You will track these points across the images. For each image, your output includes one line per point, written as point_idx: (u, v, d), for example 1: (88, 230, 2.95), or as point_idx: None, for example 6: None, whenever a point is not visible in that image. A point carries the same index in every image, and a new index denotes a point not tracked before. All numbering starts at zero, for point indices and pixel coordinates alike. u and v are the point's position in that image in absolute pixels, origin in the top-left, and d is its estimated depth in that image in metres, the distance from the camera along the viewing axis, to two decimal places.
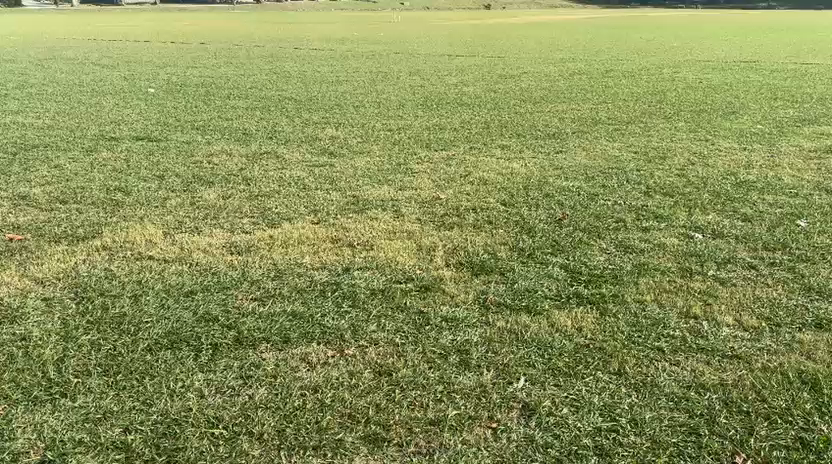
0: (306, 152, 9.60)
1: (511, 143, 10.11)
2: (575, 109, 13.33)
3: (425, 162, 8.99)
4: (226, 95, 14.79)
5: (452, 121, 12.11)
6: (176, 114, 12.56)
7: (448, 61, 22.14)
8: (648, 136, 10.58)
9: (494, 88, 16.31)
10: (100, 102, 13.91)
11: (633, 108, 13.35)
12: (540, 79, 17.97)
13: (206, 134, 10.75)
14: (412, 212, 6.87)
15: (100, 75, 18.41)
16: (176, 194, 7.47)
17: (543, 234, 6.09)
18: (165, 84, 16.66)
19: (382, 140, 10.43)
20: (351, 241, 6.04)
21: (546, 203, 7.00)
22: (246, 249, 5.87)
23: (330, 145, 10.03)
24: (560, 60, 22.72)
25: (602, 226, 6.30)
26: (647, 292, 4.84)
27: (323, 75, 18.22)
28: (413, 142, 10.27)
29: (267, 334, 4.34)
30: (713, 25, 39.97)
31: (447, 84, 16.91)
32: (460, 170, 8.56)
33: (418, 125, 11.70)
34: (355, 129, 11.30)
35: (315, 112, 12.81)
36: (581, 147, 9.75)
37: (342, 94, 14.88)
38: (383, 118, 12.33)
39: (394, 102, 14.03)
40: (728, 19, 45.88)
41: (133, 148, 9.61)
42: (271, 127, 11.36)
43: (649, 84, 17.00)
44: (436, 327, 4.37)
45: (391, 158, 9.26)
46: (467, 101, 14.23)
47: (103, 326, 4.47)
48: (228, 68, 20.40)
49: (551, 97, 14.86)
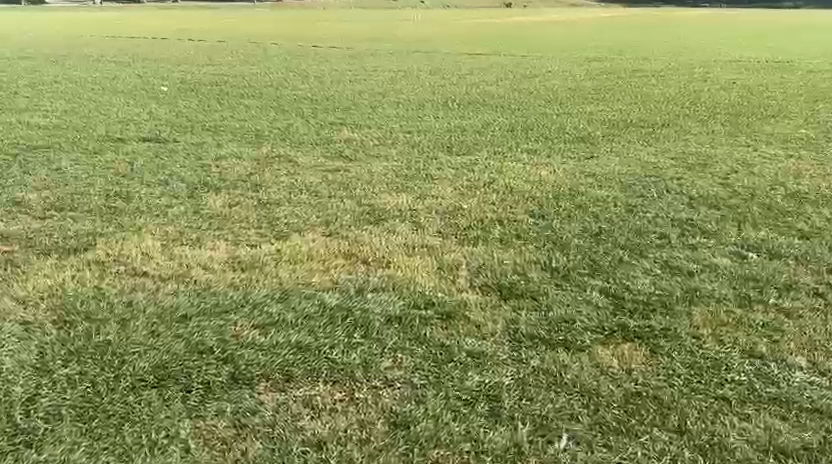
0: (321, 155, 9.10)
1: (538, 147, 9.52)
2: (603, 110, 12.70)
3: (446, 168, 8.43)
4: (240, 95, 14.33)
5: (474, 122, 11.53)
6: (188, 114, 12.12)
7: (469, 60, 21.56)
8: (685, 140, 9.93)
9: (518, 88, 15.70)
10: (112, 100, 13.54)
11: (665, 111, 12.68)
12: (565, 79, 17.33)
13: (217, 135, 10.29)
14: (432, 223, 6.30)
15: (113, 73, 18.08)
16: (179, 201, 6.98)
17: (578, 251, 5.49)
18: (179, 83, 16.27)
19: (401, 143, 9.89)
20: (366, 257, 5.49)
21: (579, 215, 6.40)
22: (249, 265, 5.32)
23: (347, 148, 9.51)
24: (585, 59, 22.05)
25: (644, 242, 5.69)
26: (703, 325, 4.23)
27: (340, 74, 17.73)
28: (433, 145, 9.72)
29: (267, 369, 3.79)
30: (739, 23, 38.97)
31: (469, 84, 16.35)
32: (484, 176, 7.99)
33: (439, 127, 11.15)
34: (372, 131, 10.78)
35: (331, 113, 12.31)
36: (613, 152, 9.14)
37: (359, 94, 14.37)
38: (403, 119, 11.79)
39: (414, 103, 13.49)
40: (756, 18, 44.61)
41: (139, 150, 9.16)
42: (285, 129, 10.88)
43: (680, 85, 16.30)
44: (461, 364, 3.80)
45: (410, 162, 8.72)
46: (490, 102, 13.65)
47: (84, 356, 3.96)
48: (244, 66, 20.02)
49: (578, 98, 14.22)
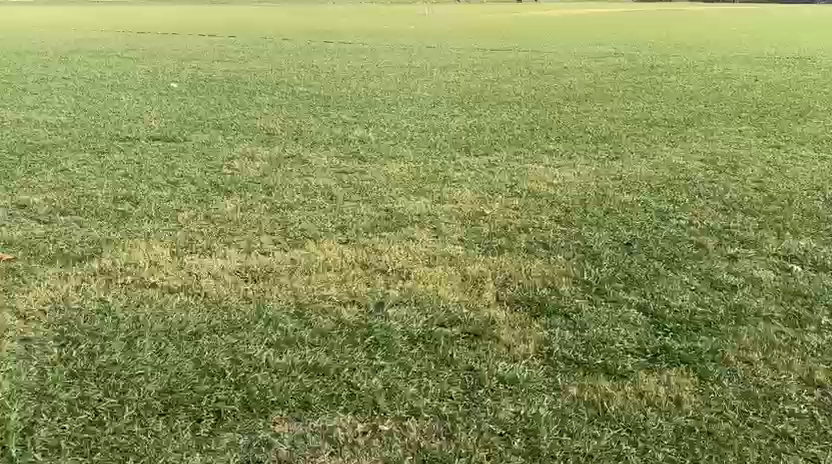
0: (335, 156, 8.79)
1: (559, 147, 9.17)
2: (623, 108, 12.33)
3: (464, 169, 8.12)
4: (250, 92, 14.05)
5: (492, 121, 11.21)
6: (198, 111, 11.86)
7: (483, 56, 21.19)
8: (712, 141, 9.55)
9: (534, 85, 15.35)
10: (121, 97, 13.31)
11: (688, 109, 12.28)
12: (582, 76, 16.94)
13: (227, 134, 10.01)
14: (454, 230, 5.98)
15: (123, 69, 17.84)
16: (189, 204, 6.70)
17: (611, 262, 5.17)
18: (190, 79, 16.03)
19: (417, 143, 9.57)
20: (385, 268, 5.18)
21: (608, 222, 6.07)
22: (263, 275, 5.04)
23: (361, 149, 9.19)
24: (601, 55, 21.63)
25: (681, 253, 5.36)
26: (753, 348, 3.91)
27: (352, 70, 17.40)
28: (450, 145, 9.40)
29: (282, 395, 3.51)
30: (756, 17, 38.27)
31: (484, 80, 15.98)
32: (506, 179, 7.66)
33: (455, 126, 10.81)
34: (386, 130, 10.46)
35: (344, 111, 12.00)
36: (638, 152, 8.79)
37: (372, 91, 14.06)
38: (418, 117, 11.46)
39: (429, 100, 13.15)
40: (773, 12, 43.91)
41: (148, 150, 8.91)
42: (297, 127, 10.58)
43: (700, 82, 15.89)
44: (492, 392, 3.51)
45: (427, 163, 8.40)
46: (507, 99, 13.29)
47: (86, 380, 3.69)
48: (255, 61, 19.76)
49: (596, 95, 13.86)
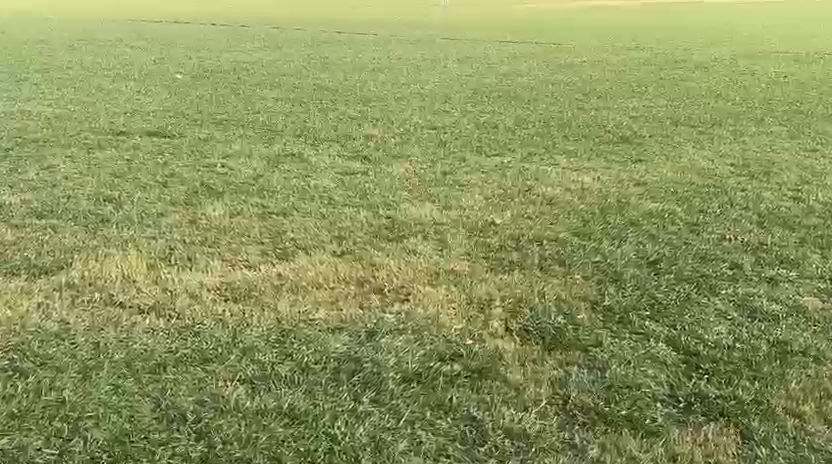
0: (337, 155, 8.25)
1: (577, 148, 8.57)
2: (645, 106, 11.69)
3: (475, 172, 7.56)
4: (255, 84, 13.55)
5: (506, 118, 10.63)
6: (199, 104, 11.38)
7: (498, 48, 20.54)
8: (742, 143, 8.90)
9: (551, 79, 14.71)
10: (122, 89, 12.86)
11: (713, 107, 11.61)
12: (602, 70, 16.26)
13: (225, 130, 9.49)
14: (460, 242, 5.43)
15: (128, 58, 17.38)
16: (175, 209, 6.19)
17: (636, 283, 4.61)
18: (195, 69, 15.55)
19: (426, 141, 9.01)
20: (383, 286, 4.65)
21: (631, 235, 5.50)
22: (245, 293, 4.53)
23: (366, 147, 8.66)
24: (622, 48, 20.89)
25: (713, 275, 4.79)
26: (803, 399, 3.37)
27: (363, 63, 16.84)
28: (461, 145, 8.84)
29: (251, 452, 3.04)
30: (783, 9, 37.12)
31: (498, 74, 15.36)
32: (519, 183, 7.08)
33: (467, 123, 10.24)
34: (394, 127, 9.92)
35: (351, 106, 11.46)
36: (663, 155, 8.19)
37: (382, 85, 13.50)
38: (428, 113, 10.90)
39: (440, 95, 12.56)
40: None
41: (141, 146, 8.43)
42: (300, 123, 10.05)
43: (727, 78, 15.17)
44: (498, 452, 3.04)
45: (435, 164, 7.84)
46: (522, 95, 12.67)
47: (28, 422, 3.23)
48: (264, 52, 19.26)
49: (617, 91, 13.21)
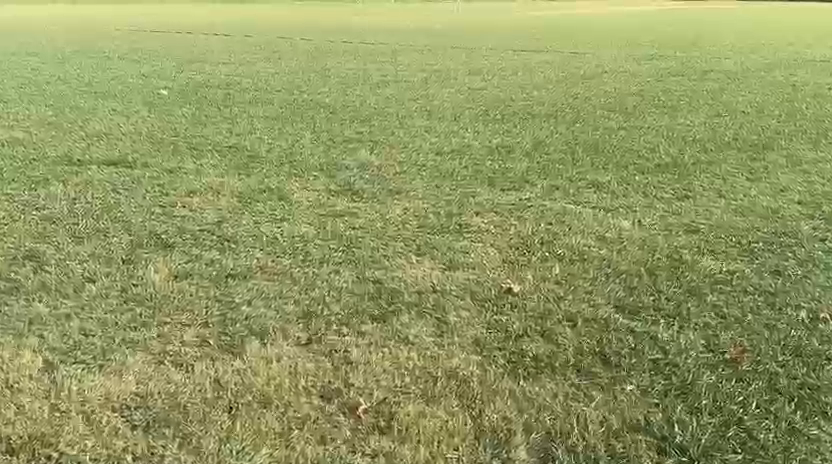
0: (324, 189, 6.99)
1: (609, 179, 7.25)
2: (680, 124, 10.35)
3: (487, 213, 6.23)
4: (246, 101, 12.34)
5: (523, 140, 9.34)
6: (179, 125, 10.18)
7: (513, 58, 19.26)
8: (804, 171, 7.55)
9: (572, 93, 13.41)
10: (98, 107, 11.68)
11: (759, 125, 10.25)
12: (626, 82, 14.92)
13: (200, 158, 8.26)
14: (468, 322, 4.12)
15: (116, 71, 16.28)
16: (107, 269, 4.92)
17: (715, 403, 3.30)
18: (185, 84, 14.38)
19: (430, 171, 7.72)
20: (357, 402, 3.32)
21: (696, 317, 4.15)
22: (161, 416, 3.24)
23: (359, 179, 7.37)
24: (647, 57, 19.50)
25: (819, 385, 3.45)
26: None
27: (366, 75, 15.61)
28: (471, 175, 7.54)
29: None
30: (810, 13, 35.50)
31: (514, 87, 14.07)
32: (540, 229, 5.74)
33: (478, 147, 8.94)
34: (395, 152, 8.66)
35: (348, 126, 10.20)
36: (711, 188, 6.86)
37: (385, 101, 12.26)
38: (435, 136, 9.61)
39: (448, 113, 11.28)
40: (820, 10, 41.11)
41: (95, 180, 7.20)
42: (288, 148, 8.80)
43: (766, 89, 13.78)
44: None
45: (439, 203, 6.52)
46: (540, 112, 11.37)
47: None
48: (264, 64, 18.09)
49: (646, 107, 11.89)
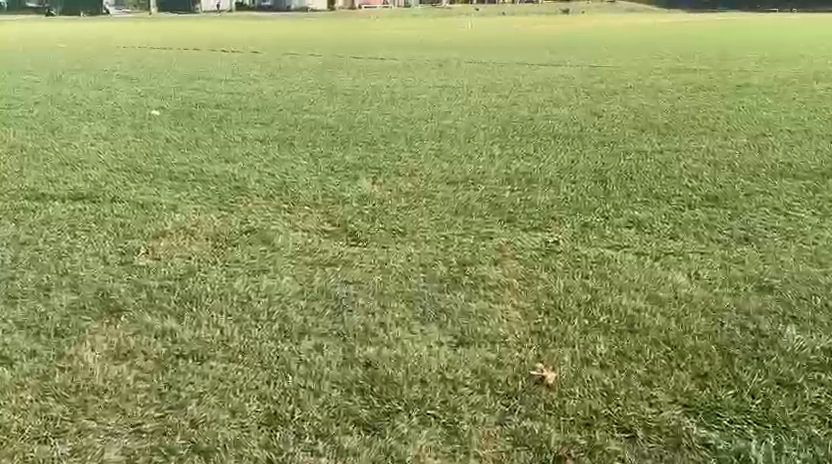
0: (316, 229, 5.99)
1: (650, 216, 6.20)
2: (719, 146, 9.30)
3: (507, 261, 5.17)
4: (243, 122, 11.43)
5: (545, 165, 8.33)
6: (164, 150, 9.27)
7: (531, 73, 18.30)
8: None
9: (596, 110, 12.41)
10: (82, 129, 10.81)
11: (810, 146, 9.16)
12: (653, 98, 13.87)
13: (180, 190, 7.29)
14: (486, 432, 3.08)
15: (111, 90, 15.48)
16: (32, 346, 3.92)
17: None
18: (181, 104, 13.52)
19: (440, 205, 6.70)
20: None
21: (796, 428, 3.11)
22: None
23: (357, 216, 6.36)
24: (672, 70, 18.48)
25: None
26: None
27: (375, 93, 14.69)
28: (488, 210, 6.50)
29: None
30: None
31: (532, 104, 13.08)
32: (575, 284, 4.67)
33: (496, 174, 7.92)
34: (401, 181, 7.66)
35: (351, 150, 9.24)
36: (774, 228, 5.79)
37: (393, 121, 11.30)
38: (446, 161, 8.61)
39: (462, 134, 10.29)
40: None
41: (53, 219, 6.25)
42: (281, 177, 7.83)
43: (808, 105, 12.69)
44: None
45: (450, 247, 5.48)
46: (563, 132, 10.35)
47: None
48: (268, 81, 17.27)
49: (678, 126, 10.85)
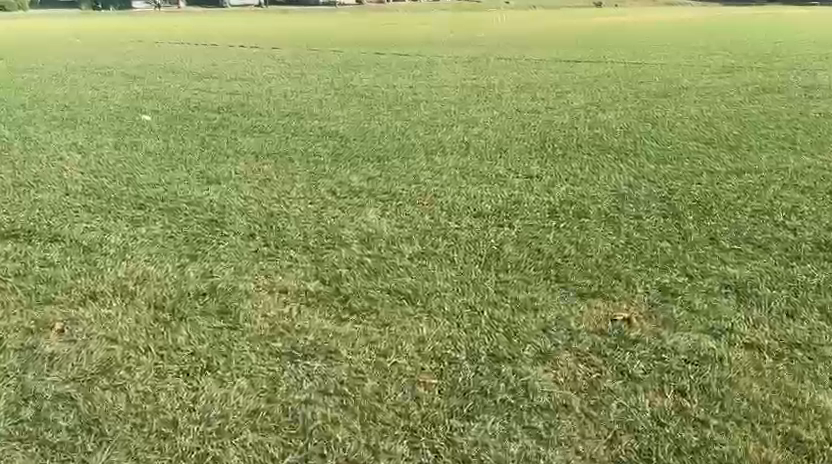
0: (298, 288, 4.50)
1: (750, 276, 4.59)
2: (807, 165, 7.64)
3: (560, 353, 3.61)
4: (242, 130, 10.01)
5: (595, 190, 6.75)
6: (139, 165, 7.86)
7: (567, 71, 16.64)
8: None
9: (646, 117, 10.75)
10: (57, 137, 9.46)
11: None
12: (711, 102, 12.15)
13: (139, 224, 5.86)
14: None
15: (107, 91, 14.17)
16: None
17: None
18: (178, 107, 12.15)
19: (464, 251, 5.18)
20: None
21: None
22: None
23: (356, 268, 4.86)
24: (725, 69, 16.69)
25: None
26: None
27: (395, 95, 13.16)
28: (530, 260, 4.94)
29: None
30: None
31: (572, 109, 11.47)
32: (665, 408, 3.11)
33: (536, 204, 6.34)
34: (415, 213, 6.15)
35: (359, 168, 7.73)
36: None
37: (412, 130, 9.81)
38: (473, 184, 7.07)
39: (492, 147, 8.75)
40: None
41: None
42: (269, 205, 6.35)
43: None
44: None
45: (479, 324, 3.94)
46: (613, 145, 8.71)
47: None
48: (279, 80, 15.89)
49: (748, 137, 9.18)
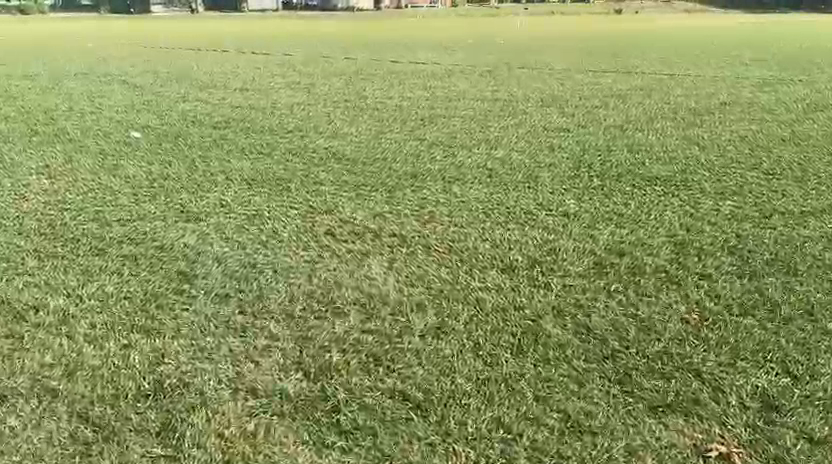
0: (272, 385, 3.40)
1: None
2: None
3: None
4: (239, 150, 8.97)
5: (646, 235, 5.60)
6: (112, 195, 6.82)
7: (596, 83, 15.49)
8: None
9: (690, 137, 9.59)
10: (31, 157, 8.48)
11: None
12: (760, 120, 10.97)
13: (90, 278, 4.78)
14: None
15: (102, 102, 13.21)
16: None
17: None
18: (173, 122, 11.14)
19: (490, 325, 4.05)
20: None
21: None
22: None
23: (352, 352, 3.76)
24: (768, 82, 15.43)
25: None
26: None
27: (408, 109, 12.07)
28: (576, 343, 3.81)
29: None
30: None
31: (606, 128, 10.32)
32: None
33: (576, 253, 5.20)
34: (428, 265, 5.03)
35: (365, 201, 6.65)
36: None
37: (427, 152, 8.71)
38: (499, 224, 5.95)
39: (519, 174, 7.63)
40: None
41: None
42: (252, 252, 5.27)
43: None
44: None
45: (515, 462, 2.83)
46: (659, 174, 7.57)
47: None
48: (286, 90, 14.88)
49: (813, 164, 7.99)
